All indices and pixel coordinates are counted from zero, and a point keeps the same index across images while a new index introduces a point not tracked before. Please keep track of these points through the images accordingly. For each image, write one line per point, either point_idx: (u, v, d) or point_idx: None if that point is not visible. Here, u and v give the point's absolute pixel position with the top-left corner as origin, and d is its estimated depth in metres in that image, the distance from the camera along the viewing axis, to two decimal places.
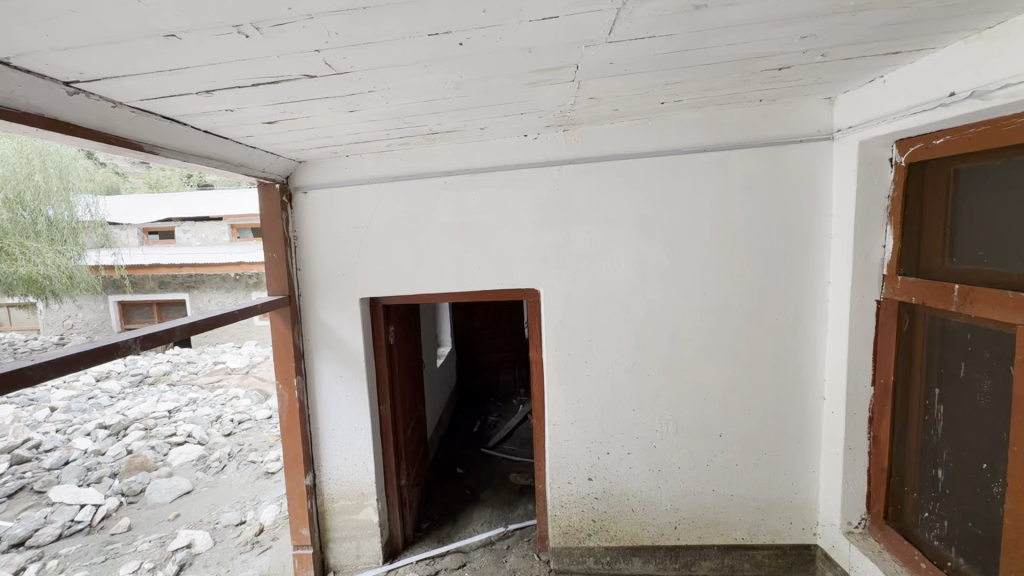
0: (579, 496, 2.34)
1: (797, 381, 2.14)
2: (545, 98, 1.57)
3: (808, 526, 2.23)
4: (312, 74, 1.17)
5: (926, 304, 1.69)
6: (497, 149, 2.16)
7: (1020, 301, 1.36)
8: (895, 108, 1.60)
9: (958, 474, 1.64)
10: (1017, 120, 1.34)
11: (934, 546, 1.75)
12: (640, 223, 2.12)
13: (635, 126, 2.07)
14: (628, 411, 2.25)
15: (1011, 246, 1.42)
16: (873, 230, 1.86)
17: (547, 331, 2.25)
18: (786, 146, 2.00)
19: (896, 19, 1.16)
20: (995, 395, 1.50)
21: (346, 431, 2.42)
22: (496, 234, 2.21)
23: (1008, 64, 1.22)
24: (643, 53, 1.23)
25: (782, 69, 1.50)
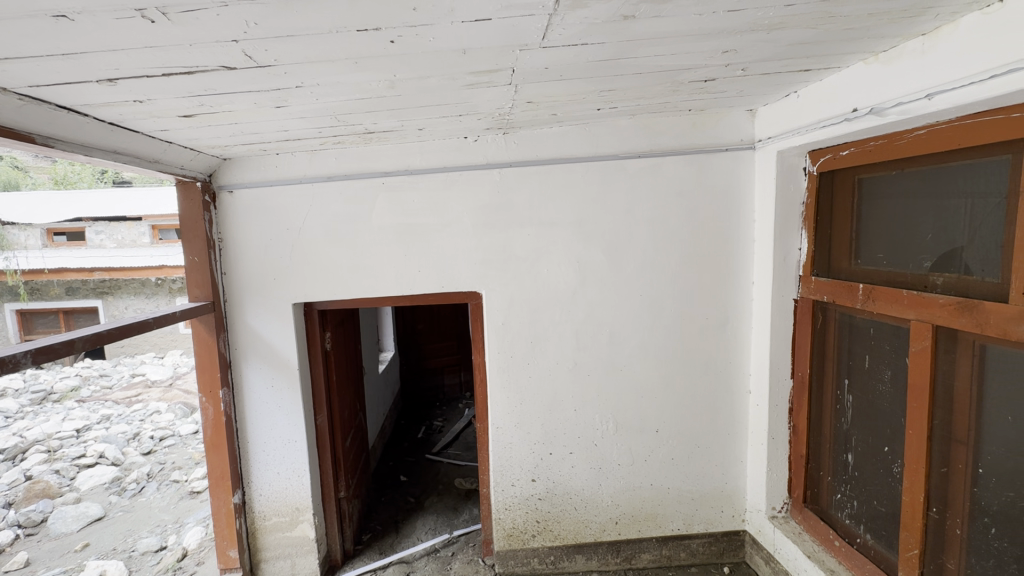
0: (523, 497, 2.35)
1: (727, 375, 2.26)
2: (484, 100, 1.56)
3: (737, 513, 2.36)
4: (232, 66, 1.10)
5: (836, 302, 1.84)
6: (436, 151, 2.13)
7: (913, 298, 1.51)
8: (807, 121, 1.74)
9: (865, 456, 1.80)
10: (908, 135, 1.49)
11: (845, 524, 1.90)
12: (579, 226, 2.16)
13: (574, 130, 2.11)
14: (570, 411, 2.29)
15: (905, 249, 1.58)
16: (790, 233, 2.01)
17: (489, 333, 2.24)
18: (714, 153, 2.11)
19: (806, 39, 1.25)
20: (893, 384, 1.66)
21: (279, 444, 2.30)
22: (436, 237, 2.18)
23: (900, 85, 1.36)
24: (578, 59, 1.25)
25: (708, 81, 1.58)
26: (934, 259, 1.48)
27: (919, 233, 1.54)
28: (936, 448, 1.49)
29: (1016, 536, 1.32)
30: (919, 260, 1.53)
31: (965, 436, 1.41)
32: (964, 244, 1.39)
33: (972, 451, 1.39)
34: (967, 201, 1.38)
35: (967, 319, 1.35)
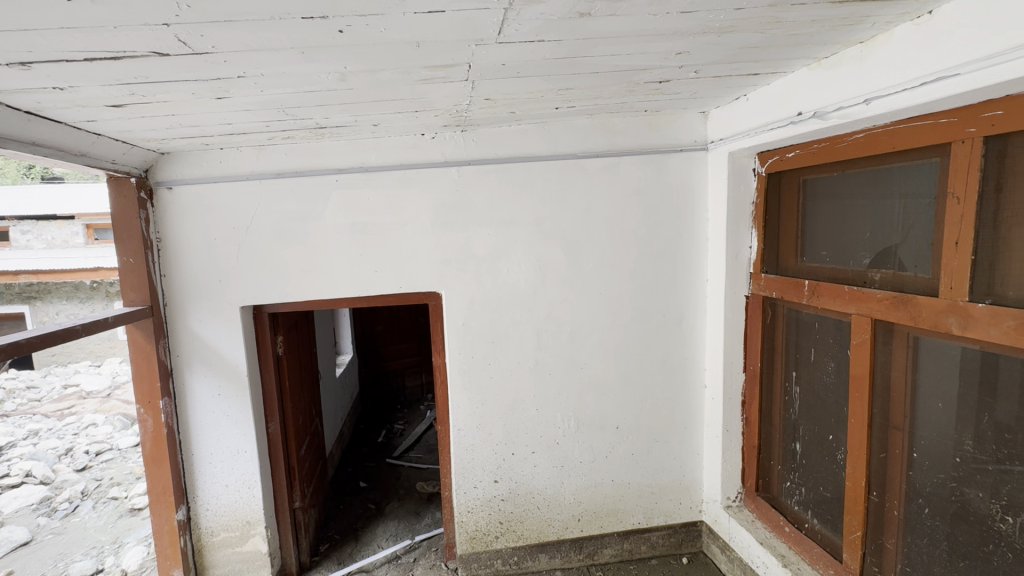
0: (485, 499, 2.33)
1: (683, 370, 2.31)
2: (440, 96, 1.53)
3: (694, 504, 2.42)
4: (164, 52, 1.02)
5: (784, 298, 1.92)
6: (392, 148, 2.07)
7: (854, 293, 1.59)
8: (756, 124, 1.80)
9: (812, 445, 1.88)
10: (848, 138, 1.56)
11: (795, 511, 1.98)
12: (539, 225, 2.16)
13: (532, 129, 2.10)
14: (532, 411, 2.28)
15: (846, 247, 1.66)
16: (741, 232, 2.07)
17: (449, 334, 2.20)
18: (669, 153, 2.16)
19: (755, 43, 1.29)
20: (837, 375, 1.74)
21: (227, 456, 2.18)
22: (393, 236, 2.12)
23: (841, 91, 1.42)
24: (534, 56, 1.24)
25: (663, 82, 1.61)
26: (872, 257, 1.57)
27: (858, 232, 1.62)
28: (875, 435, 1.58)
29: (945, 515, 1.40)
30: (859, 257, 1.61)
31: (901, 422, 1.50)
32: (899, 242, 1.47)
33: (907, 437, 1.48)
34: (901, 201, 1.46)
35: (903, 313, 1.43)
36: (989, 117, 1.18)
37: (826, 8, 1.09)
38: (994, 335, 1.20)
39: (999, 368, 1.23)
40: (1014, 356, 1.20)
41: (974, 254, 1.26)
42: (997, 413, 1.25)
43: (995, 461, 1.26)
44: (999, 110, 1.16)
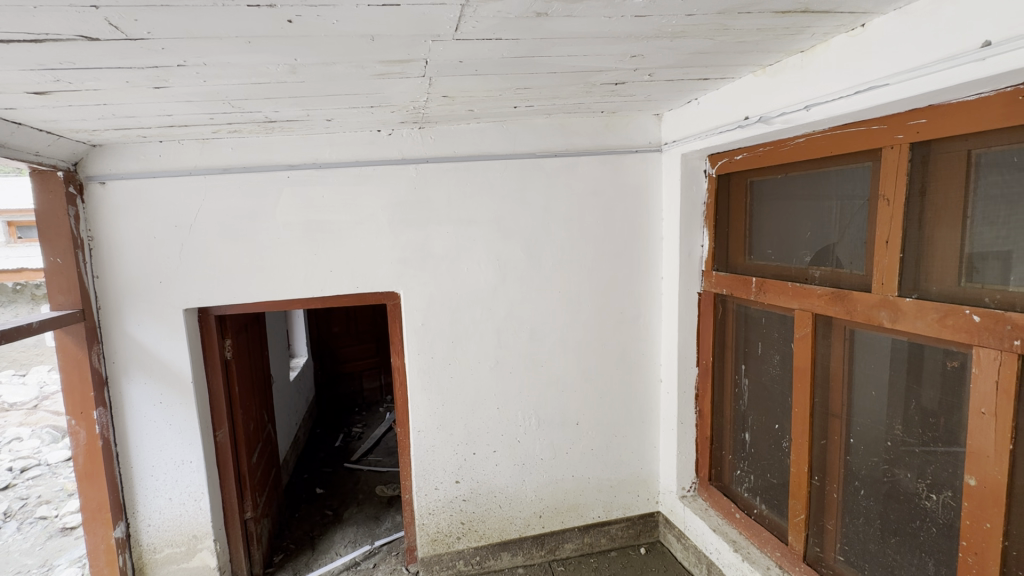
0: (446, 500, 2.31)
1: (640, 366, 2.37)
2: (397, 92, 1.50)
3: (651, 495, 2.49)
4: (92, 36, 0.95)
5: (733, 295, 2.01)
6: (347, 144, 2.01)
7: (797, 289, 1.69)
8: (707, 127, 1.86)
9: (759, 434, 1.98)
10: (791, 142, 1.65)
11: (744, 497, 2.08)
12: (498, 224, 2.16)
13: (491, 128, 2.10)
14: (493, 410, 2.28)
15: (789, 245, 1.75)
16: (692, 231, 2.15)
17: (408, 335, 2.17)
18: (625, 154, 2.21)
19: (704, 49, 1.33)
20: (781, 367, 1.84)
21: (170, 467, 2.05)
22: (348, 235, 2.06)
23: (783, 97, 1.50)
24: (492, 54, 1.24)
25: (619, 84, 1.64)
26: (813, 255, 1.66)
27: (800, 232, 1.71)
28: (817, 423, 1.68)
29: (879, 495, 1.50)
30: (801, 255, 1.70)
31: (840, 410, 1.60)
32: (837, 240, 1.57)
33: (845, 423, 1.58)
34: (838, 203, 1.55)
35: (840, 307, 1.53)
36: (914, 125, 1.27)
37: (770, 17, 1.14)
38: (920, 327, 1.30)
39: (925, 357, 1.33)
40: (937, 346, 1.30)
41: (902, 252, 1.35)
42: (922, 399, 1.35)
43: (921, 443, 1.36)
44: (923, 118, 1.25)
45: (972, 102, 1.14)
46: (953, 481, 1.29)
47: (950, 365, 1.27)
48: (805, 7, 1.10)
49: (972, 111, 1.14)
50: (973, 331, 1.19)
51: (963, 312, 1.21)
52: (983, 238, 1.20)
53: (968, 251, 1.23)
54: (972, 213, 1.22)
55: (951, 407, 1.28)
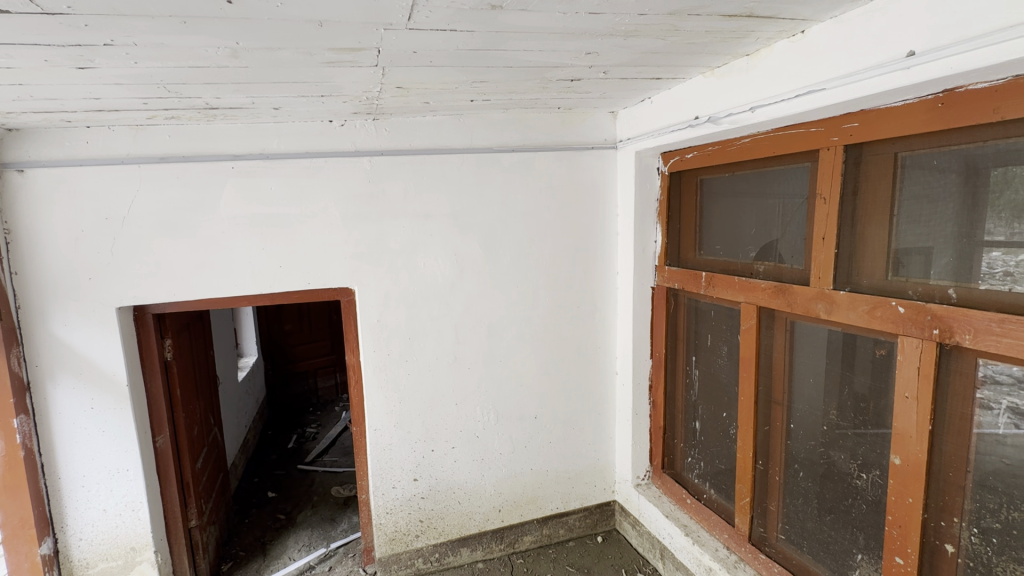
0: (404, 499, 2.28)
1: (597, 359, 2.41)
2: (348, 81, 1.45)
3: (608, 485, 2.55)
4: (1, 8, 0.86)
5: (685, 289, 2.08)
6: (296, 134, 1.93)
7: (743, 283, 1.76)
8: (660, 125, 1.91)
9: (709, 422, 2.07)
10: (738, 142, 1.72)
11: (695, 483, 2.17)
12: (456, 219, 2.14)
13: (447, 121, 2.07)
14: (451, 406, 2.26)
15: (736, 241, 1.83)
16: (646, 227, 2.21)
17: (363, 332, 2.11)
18: (581, 151, 2.23)
19: (656, 48, 1.36)
20: (729, 357, 1.93)
21: (103, 476, 1.92)
22: (299, 230, 1.98)
23: (730, 98, 1.55)
24: (447, 46, 1.22)
25: (574, 81, 1.65)
26: (757, 250, 1.74)
27: (745, 228, 1.79)
28: (761, 410, 1.77)
29: (816, 476, 1.60)
30: (747, 250, 1.78)
31: (782, 397, 1.69)
32: (778, 237, 1.65)
33: (786, 410, 1.68)
34: (780, 200, 1.63)
35: (782, 300, 1.61)
36: (848, 128, 1.35)
37: (718, 20, 1.18)
38: (853, 318, 1.39)
39: (857, 346, 1.42)
40: (867, 335, 1.39)
41: (837, 248, 1.44)
42: (855, 385, 1.44)
43: (853, 426, 1.46)
44: (856, 122, 1.33)
45: (899, 108, 1.22)
46: (881, 460, 1.39)
47: (879, 353, 1.36)
48: (750, 12, 1.14)
49: (898, 116, 1.23)
50: (899, 321, 1.28)
51: (890, 303, 1.30)
52: (908, 235, 1.29)
53: (895, 246, 1.32)
54: (898, 211, 1.31)
55: (879, 392, 1.38)
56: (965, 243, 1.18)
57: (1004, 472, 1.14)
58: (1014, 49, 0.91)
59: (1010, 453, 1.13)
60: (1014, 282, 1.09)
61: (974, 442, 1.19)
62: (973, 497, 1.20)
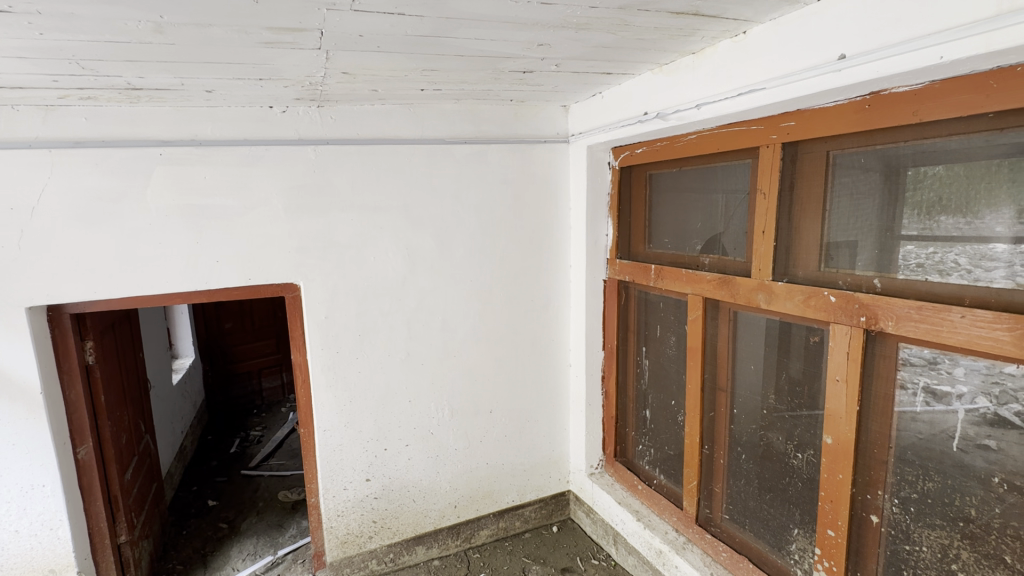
0: (356, 500, 2.21)
1: (550, 351, 2.43)
2: (289, 64, 1.37)
3: (563, 475, 2.59)
4: None
5: (635, 281, 2.13)
6: (233, 120, 1.81)
7: (690, 275, 1.82)
8: (610, 120, 1.94)
9: (658, 410, 2.14)
10: (685, 138, 1.77)
11: (646, 469, 2.24)
12: (407, 211, 2.08)
13: (397, 110, 2.01)
14: (404, 403, 2.22)
15: (683, 235, 1.89)
16: (598, 220, 2.24)
17: (310, 329, 2.02)
18: (533, 144, 2.23)
19: (607, 43, 1.37)
20: (677, 347, 1.99)
21: (15, 494, 1.74)
22: (237, 222, 1.87)
23: (677, 95, 1.59)
24: (395, 31, 1.17)
25: (527, 73, 1.64)
26: (703, 243, 1.80)
27: (691, 222, 1.85)
28: (707, 397, 1.85)
29: (756, 457, 1.69)
30: (693, 243, 1.84)
31: (725, 384, 1.77)
32: (722, 230, 1.72)
33: (729, 396, 1.76)
34: (723, 195, 1.70)
35: (725, 291, 1.68)
36: (785, 126, 1.42)
37: (666, 17, 1.20)
38: (790, 307, 1.47)
39: (792, 333, 1.51)
40: (801, 323, 1.48)
41: (776, 241, 1.51)
42: (791, 370, 1.53)
43: (789, 409, 1.55)
44: (793, 121, 1.40)
45: (830, 108, 1.30)
46: (814, 440, 1.48)
47: (812, 340, 1.45)
48: (697, 10, 1.17)
49: (830, 116, 1.30)
50: (830, 310, 1.36)
51: (822, 293, 1.38)
52: (838, 229, 1.37)
53: (827, 240, 1.40)
54: (829, 206, 1.39)
55: (812, 376, 1.46)
56: (885, 237, 1.27)
57: (919, 446, 1.25)
58: (931, 56, 0.98)
59: (924, 428, 1.23)
60: (927, 272, 1.19)
61: (895, 420, 1.28)
62: (894, 470, 1.30)
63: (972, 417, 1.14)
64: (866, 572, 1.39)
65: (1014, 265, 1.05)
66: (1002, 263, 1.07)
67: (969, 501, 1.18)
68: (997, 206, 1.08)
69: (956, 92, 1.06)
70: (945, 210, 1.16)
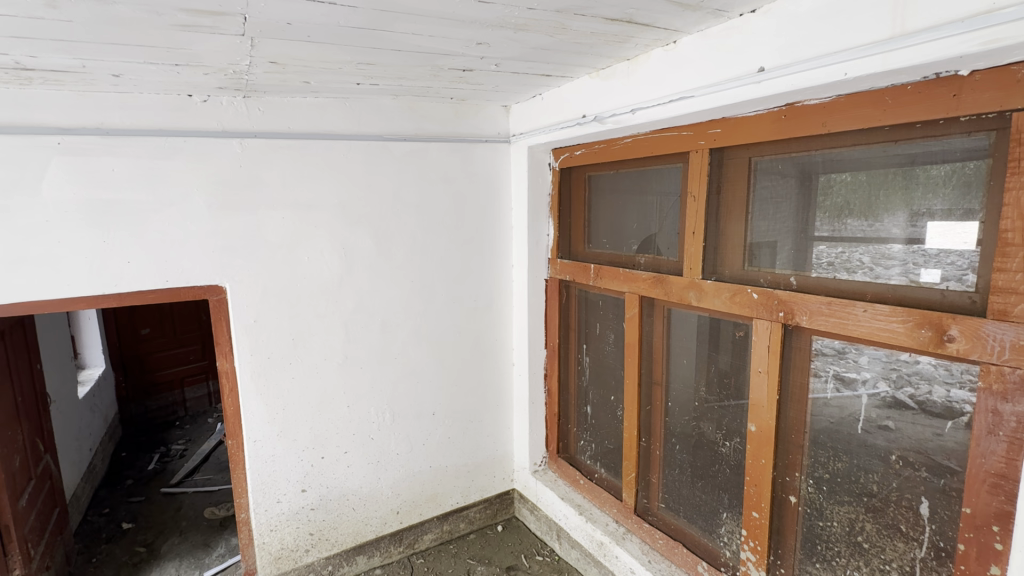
0: (291, 513, 2.10)
1: (493, 351, 2.43)
2: (210, 50, 1.27)
3: (507, 474, 2.59)
4: None
5: (575, 280, 2.18)
6: (147, 108, 1.67)
7: (627, 274, 1.89)
8: (550, 122, 1.97)
9: (599, 407, 2.20)
10: (621, 141, 1.83)
11: (588, 464, 2.30)
12: (343, 210, 2.00)
13: (331, 104, 1.93)
14: (343, 409, 2.13)
15: (620, 235, 1.95)
16: (539, 220, 2.27)
17: (238, 334, 1.90)
18: (474, 143, 2.22)
19: (546, 45, 1.39)
20: (615, 344, 2.06)
21: None
22: (151, 219, 1.71)
23: (614, 99, 1.64)
24: (327, 20, 1.12)
25: (466, 71, 1.62)
26: (638, 244, 1.87)
27: (628, 223, 1.91)
28: (644, 392, 1.93)
29: (689, 447, 1.78)
30: (629, 244, 1.91)
31: (661, 378, 1.85)
32: (656, 231, 1.79)
33: (665, 389, 1.84)
34: (657, 198, 1.77)
35: (660, 290, 1.75)
36: (712, 133, 1.50)
37: (602, 23, 1.23)
38: (718, 304, 1.55)
39: (720, 329, 1.60)
40: (729, 319, 1.57)
41: (705, 241, 1.59)
42: (719, 363, 1.61)
43: (718, 400, 1.64)
44: (719, 128, 1.48)
45: (752, 117, 1.39)
46: (740, 428, 1.58)
47: (738, 334, 1.54)
48: (630, 17, 1.21)
49: (752, 125, 1.39)
50: (753, 306, 1.46)
51: (747, 291, 1.47)
52: (759, 230, 1.47)
53: (750, 240, 1.49)
54: (752, 209, 1.48)
55: (738, 369, 1.56)
56: (800, 238, 1.37)
57: (830, 429, 1.36)
58: (837, 72, 1.07)
59: (834, 412, 1.34)
60: (836, 270, 1.30)
61: (810, 406, 1.39)
62: (809, 453, 1.41)
63: (874, 400, 1.26)
64: (786, 548, 1.50)
65: (908, 263, 1.17)
66: (899, 262, 1.18)
67: (872, 478, 1.30)
68: (893, 211, 1.19)
69: (858, 106, 1.17)
70: (851, 214, 1.27)
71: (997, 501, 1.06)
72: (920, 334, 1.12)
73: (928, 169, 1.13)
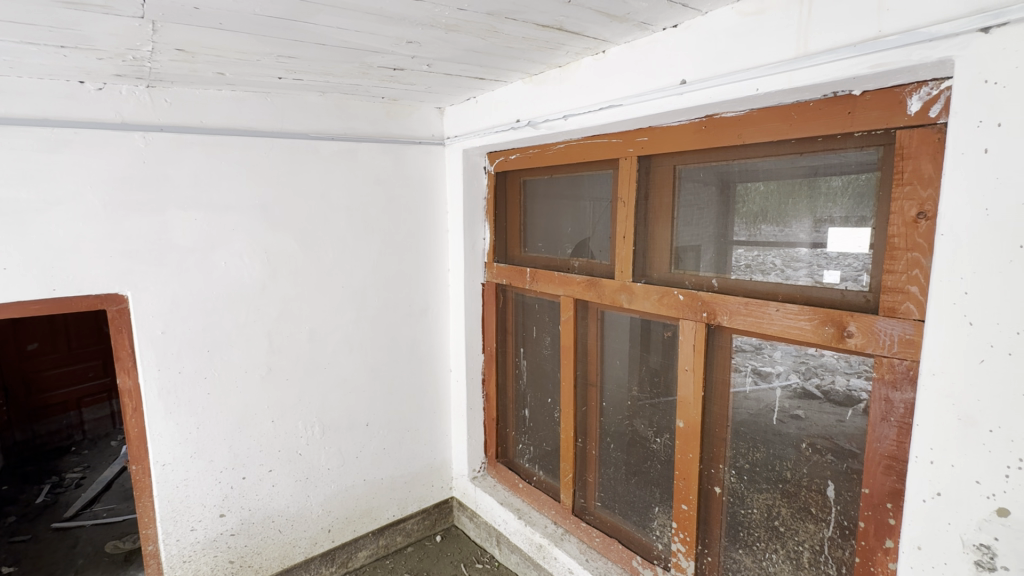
0: (207, 541, 1.93)
1: (429, 357, 2.38)
2: (103, 32, 1.14)
3: (445, 482, 2.55)
4: None
5: (512, 284, 2.18)
6: (27, 94, 1.47)
7: (562, 277, 1.91)
8: (485, 125, 1.96)
9: (537, 410, 2.21)
10: (555, 147, 1.85)
11: (526, 467, 2.31)
12: (265, 212, 1.88)
13: (251, 99, 1.80)
14: (267, 424, 1.99)
15: (555, 239, 1.98)
16: (474, 224, 2.25)
17: (142, 347, 1.72)
18: (408, 145, 2.16)
19: (478, 47, 1.38)
20: (552, 347, 2.08)
21: None
22: (34, 219, 1.51)
23: (546, 105, 1.66)
24: (239, 8, 1.04)
25: (397, 70, 1.58)
26: (573, 248, 1.91)
27: (563, 227, 1.94)
28: (580, 393, 1.96)
29: (623, 446, 1.83)
30: (564, 247, 1.94)
31: (596, 379, 1.89)
32: (590, 236, 1.83)
33: (600, 390, 1.88)
34: (589, 203, 1.81)
35: (593, 293, 1.79)
36: (640, 141, 1.56)
37: (534, 28, 1.24)
38: (647, 305, 1.61)
39: (650, 330, 1.65)
40: (658, 320, 1.63)
41: (635, 246, 1.65)
42: (650, 362, 1.67)
43: (649, 398, 1.70)
44: (646, 136, 1.54)
45: (675, 127, 1.45)
46: (669, 425, 1.64)
47: (667, 334, 1.61)
48: (561, 25, 1.23)
49: (675, 135, 1.46)
50: (679, 307, 1.52)
51: (674, 292, 1.53)
52: (684, 235, 1.54)
53: (676, 244, 1.56)
54: (677, 215, 1.55)
55: (666, 368, 1.62)
56: (720, 242, 1.45)
57: (749, 421, 1.45)
58: (750, 87, 1.14)
59: (753, 405, 1.43)
60: (753, 272, 1.38)
61: (731, 400, 1.48)
62: (731, 446, 1.50)
63: (787, 392, 1.36)
64: (713, 537, 1.57)
65: (813, 265, 1.27)
66: (805, 264, 1.28)
67: (786, 465, 1.39)
68: (800, 217, 1.29)
69: (769, 120, 1.25)
70: (765, 220, 1.36)
71: (890, 480, 1.16)
72: (825, 330, 1.22)
73: (829, 179, 1.23)
